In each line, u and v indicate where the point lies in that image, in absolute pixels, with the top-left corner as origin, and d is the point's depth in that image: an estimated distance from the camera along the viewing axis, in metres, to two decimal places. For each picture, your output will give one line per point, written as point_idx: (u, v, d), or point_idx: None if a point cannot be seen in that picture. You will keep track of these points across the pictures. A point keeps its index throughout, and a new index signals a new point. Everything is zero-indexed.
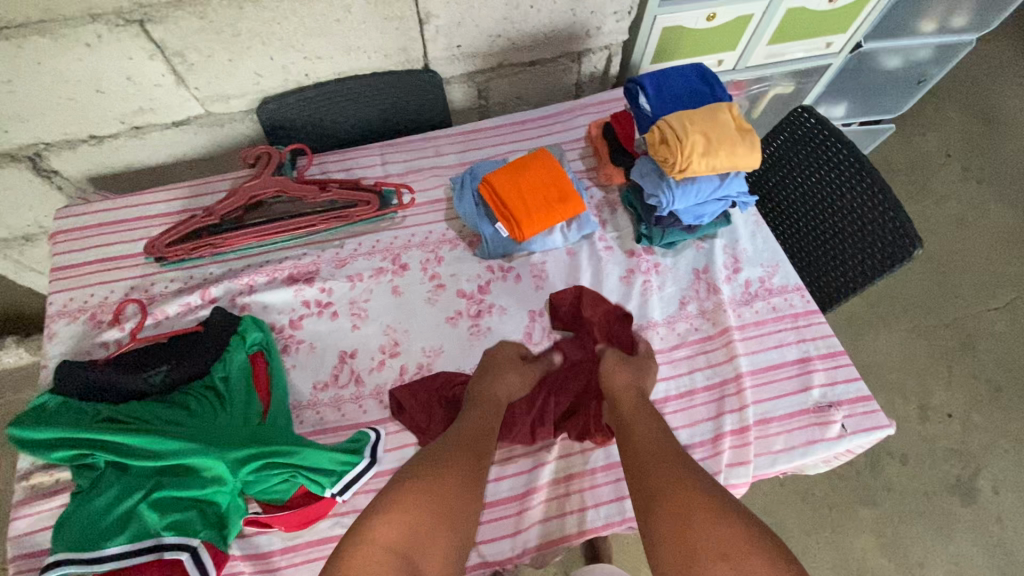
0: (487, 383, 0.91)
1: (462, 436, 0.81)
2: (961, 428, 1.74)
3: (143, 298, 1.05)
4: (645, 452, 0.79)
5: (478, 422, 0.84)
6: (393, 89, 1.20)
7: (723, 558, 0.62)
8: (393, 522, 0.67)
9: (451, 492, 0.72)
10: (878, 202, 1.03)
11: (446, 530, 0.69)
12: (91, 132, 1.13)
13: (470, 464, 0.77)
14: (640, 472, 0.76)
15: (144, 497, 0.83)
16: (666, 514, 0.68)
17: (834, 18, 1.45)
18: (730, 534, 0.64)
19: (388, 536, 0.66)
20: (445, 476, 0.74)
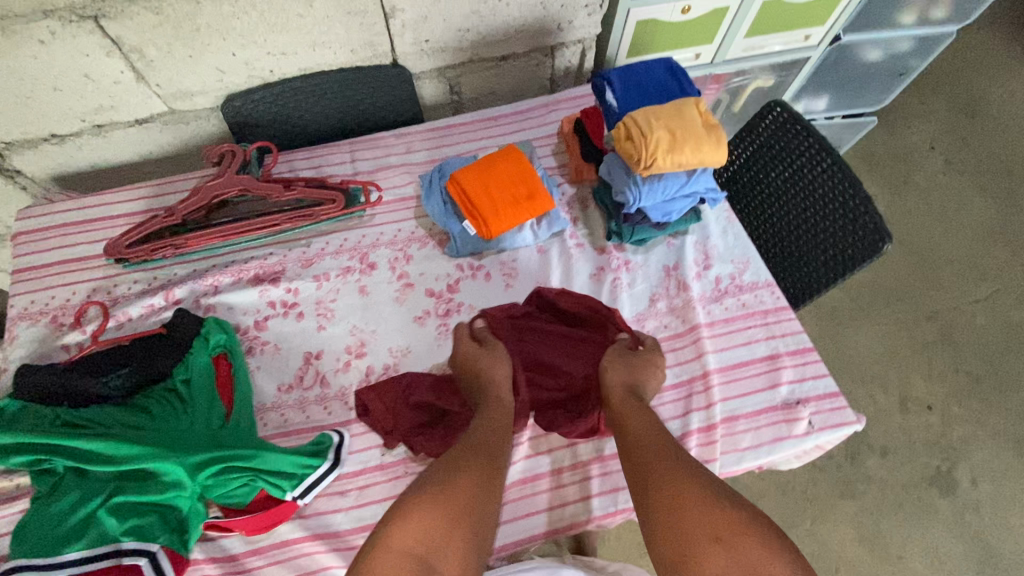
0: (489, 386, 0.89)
1: (471, 439, 0.80)
2: (940, 420, 1.74)
3: (106, 300, 1.04)
4: (641, 445, 0.79)
5: (488, 423, 0.84)
6: (361, 85, 1.18)
7: (718, 540, 0.64)
8: (407, 528, 0.66)
9: (465, 494, 0.71)
10: (850, 197, 1.02)
11: (464, 533, 0.68)
12: (52, 131, 1.11)
13: (482, 465, 0.76)
14: (639, 468, 0.77)
15: (103, 502, 0.83)
16: (666, 506, 0.69)
17: (812, 10, 1.43)
18: (730, 518, 0.65)
19: (402, 542, 0.65)
20: (457, 480, 0.73)
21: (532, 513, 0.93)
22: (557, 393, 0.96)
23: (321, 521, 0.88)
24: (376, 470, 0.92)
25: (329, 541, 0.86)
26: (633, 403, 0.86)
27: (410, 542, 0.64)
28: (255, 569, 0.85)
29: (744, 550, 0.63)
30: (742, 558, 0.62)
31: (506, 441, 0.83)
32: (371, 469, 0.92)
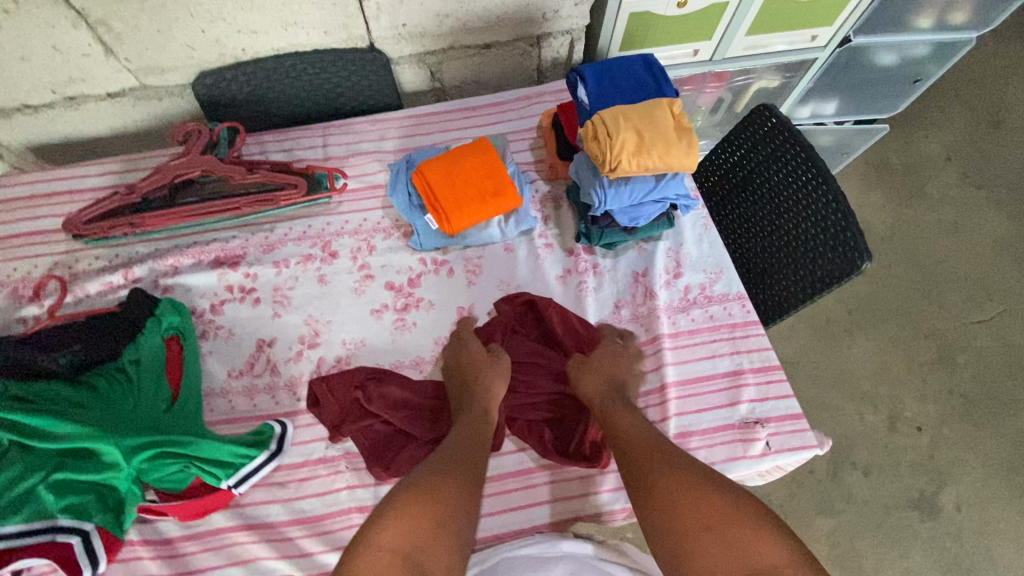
0: (478, 392, 0.87)
1: (452, 447, 0.77)
2: (930, 443, 1.65)
3: (65, 275, 1.03)
4: (631, 448, 0.77)
5: (467, 431, 0.80)
6: (336, 69, 1.15)
7: (710, 528, 0.61)
8: (397, 526, 0.61)
9: (451, 498, 0.67)
10: (832, 209, 0.96)
11: (448, 537, 0.63)
12: (23, 101, 1.10)
13: (463, 474, 0.72)
14: (634, 474, 0.73)
15: (43, 479, 0.80)
16: (662, 502, 0.67)
17: (820, 6, 1.34)
18: (722, 506, 0.63)
19: (391, 539, 0.60)
20: (444, 483, 0.68)
21: None
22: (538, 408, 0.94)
23: (257, 511, 0.88)
24: (317, 464, 0.91)
25: (261, 532, 0.87)
26: (616, 404, 0.85)
27: (398, 541, 0.60)
28: (188, 553, 0.86)
29: (740, 538, 0.59)
30: (741, 547, 0.59)
31: (485, 451, 0.79)
32: (312, 461, 0.91)
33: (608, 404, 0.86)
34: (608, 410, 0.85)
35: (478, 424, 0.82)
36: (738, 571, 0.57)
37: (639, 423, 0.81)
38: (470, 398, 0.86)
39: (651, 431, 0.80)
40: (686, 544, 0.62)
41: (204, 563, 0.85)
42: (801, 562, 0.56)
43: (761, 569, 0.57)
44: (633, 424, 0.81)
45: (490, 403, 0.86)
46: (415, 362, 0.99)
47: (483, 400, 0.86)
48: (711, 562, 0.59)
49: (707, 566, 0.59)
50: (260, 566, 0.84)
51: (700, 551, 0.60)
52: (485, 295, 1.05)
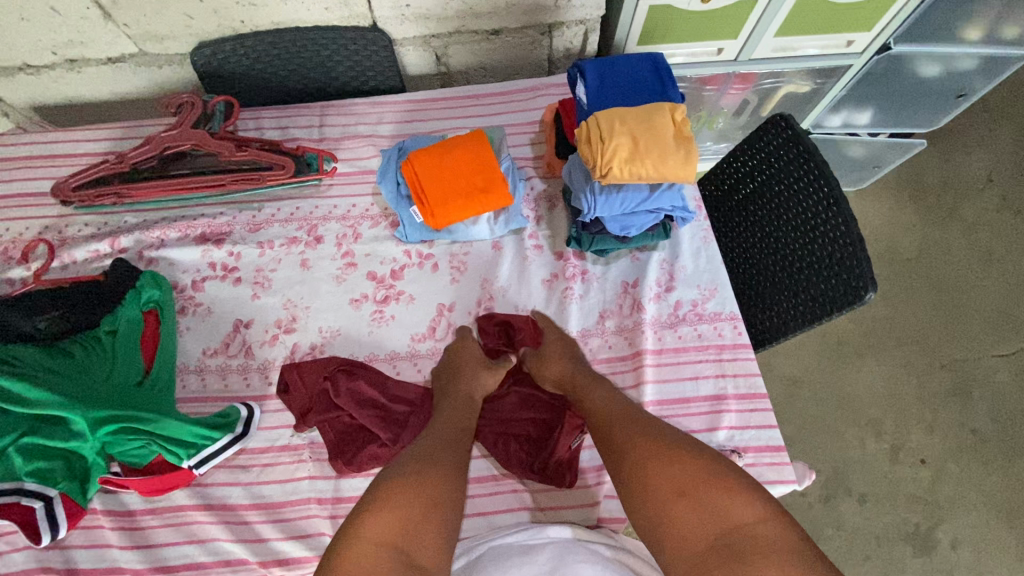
0: (458, 384, 0.87)
1: (436, 434, 0.78)
2: (932, 477, 1.56)
3: (55, 240, 1.04)
4: (603, 420, 0.78)
5: (453, 417, 0.82)
6: (336, 47, 1.11)
7: (682, 495, 0.64)
8: (384, 519, 0.62)
9: (438, 484, 0.68)
10: (841, 233, 0.89)
11: (436, 522, 0.64)
12: (25, 60, 1.10)
13: (450, 458, 0.73)
14: (607, 446, 0.75)
15: (15, 441, 0.83)
16: (633, 470, 0.69)
17: (859, 10, 1.24)
18: (693, 472, 0.65)
19: (378, 531, 0.61)
20: (429, 470, 0.70)
21: None
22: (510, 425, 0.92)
23: (217, 492, 0.89)
24: (281, 451, 0.91)
25: (219, 513, 0.87)
26: (587, 377, 0.86)
27: (383, 532, 0.61)
28: (147, 527, 0.87)
29: (710, 501, 0.62)
30: (712, 509, 0.61)
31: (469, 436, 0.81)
32: (277, 448, 0.91)
33: (578, 378, 0.87)
34: (586, 381, 0.85)
35: (459, 414, 0.83)
36: (709, 532, 0.60)
37: (610, 394, 0.83)
38: (453, 388, 0.87)
39: (621, 402, 0.81)
40: (658, 510, 0.64)
41: (162, 538, 0.86)
42: (769, 518, 0.60)
43: (732, 527, 0.60)
44: (605, 395, 0.82)
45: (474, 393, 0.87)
46: (390, 356, 0.98)
47: (465, 389, 0.87)
48: (681, 525, 0.62)
49: (679, 531, 0.62)
50: (216, 547, 0.85)
51: (671, 515, 0.63)
52: (467, 292, 1.02)
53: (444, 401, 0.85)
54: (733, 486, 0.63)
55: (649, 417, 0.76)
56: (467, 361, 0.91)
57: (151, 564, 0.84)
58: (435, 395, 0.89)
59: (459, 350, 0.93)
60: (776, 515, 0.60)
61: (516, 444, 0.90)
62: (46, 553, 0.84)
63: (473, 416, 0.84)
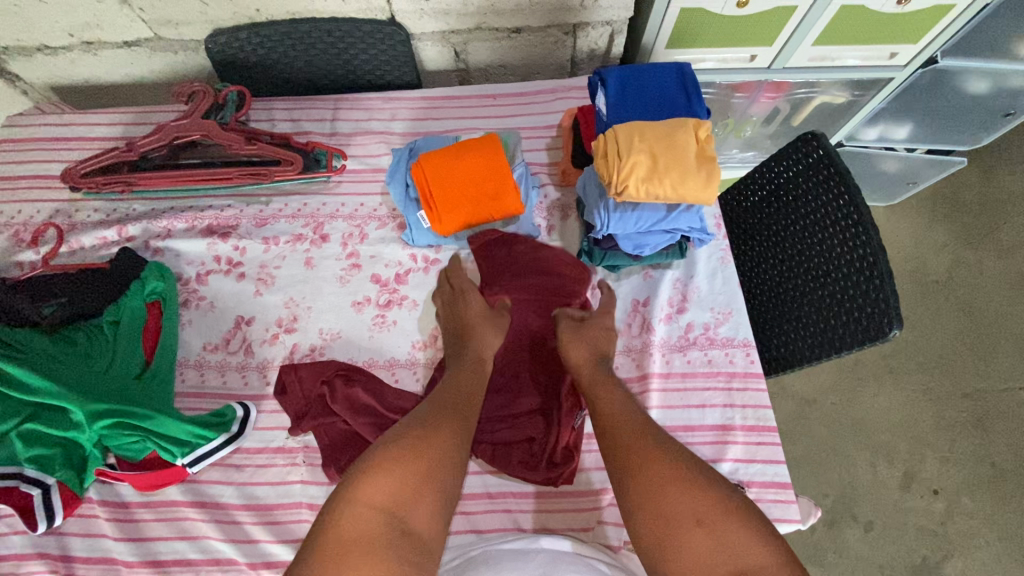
0: (468, 345, 0.84)
1: (442, 397, 0.74)
2: (945, 509, 1.50)
3: (65, 224, 1.05)
4: (614, 425, 0.72)
5: (462, 380, 0.78)
6: (352, 40, 1.08)
7: (698, 524, 0.60)
8: (383, 483, 0.60)
9: (441, 454, 0.65)
10: (868, 263, 0.84)
11: (434, 488, 0.62)
12: (43, 41, 1.09)
13: (456, 424, 0.70)
14: (614, 455, 0.69)
15: (18, 425, 0.83)
16: (645, 486, 0.64)
17: (905, 22, 1.17)
18: (716, 504, 0.61)
19: (375, 494, 0.59)
20: (431, 433, 0.66)
21: None
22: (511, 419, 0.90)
23: (210, 490, 0.89)
24: (275, 452, 0.91)
25: (210, 511, 0.87)
26: (603, 378, 0.80)
27: (379, 496, 0.59)
28: (140, 520, 0.87)
29: (727, 536, 0.59)
30: (726, 544, 0.58)
31: (478, 399, 0.77)
32: (271, 450, 0.91)
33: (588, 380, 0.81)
34: (595, 386, 0.80)
35: (471, 372, 0.80)
36: (719, 566, 0.58)
37: (621, 401, 0.76)
38: (464, 349, 0.83)
39: (637, 409, 0.75)
40: (668, 533, 0.61)
41: (154, 533, 0.86)
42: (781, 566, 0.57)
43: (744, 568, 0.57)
44: (619, 401, 0.76)
45: (484, 354, 0.84)
46: (389, 363, 0.96)
47: (475, 348, 0.83)
48: (693, 554, 0.59)
49: (687, 560, 0.59)
50: (206, 545, 0.85)
51: (683, 541, 0.60)
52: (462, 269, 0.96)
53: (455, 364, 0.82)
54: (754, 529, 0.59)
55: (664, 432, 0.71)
56: (474, 321, 0.87)
57: (142, 557, 0.84)
58: (449, 355, 0.85)
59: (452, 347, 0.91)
60: (784, 568, 0.56)
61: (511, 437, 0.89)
62: (42, 539, 0.85)
63: (482, 378, 0.80)
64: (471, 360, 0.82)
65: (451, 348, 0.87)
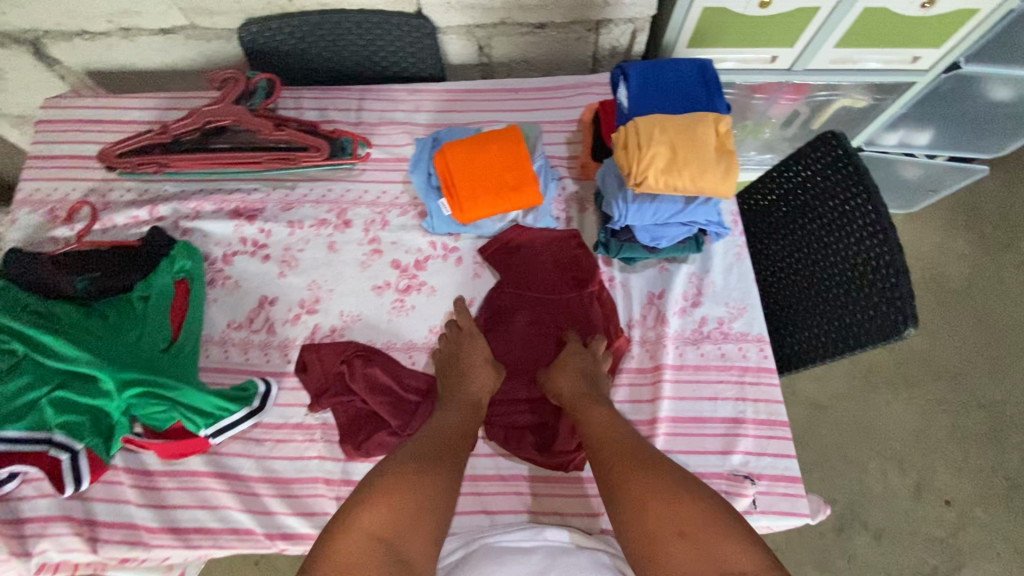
0: (467, 384, 0.87)
1: (433, 432, 0.78)
2: (956, 519, 1.49)
3: (99, 203, 1.09)
4: (602, 447, 0.75)
5: (455, 420, 0.82)
6: (379, 31, 1.11)
7: (681, 535, 0.61)
8: (381, 512, 0.63)
9: (435, 489, 0.68)
10: (884, 263, 0.85)
11: (428, 521, 0.65)
12: (83, 27, 1.13)
13: (449, 462, 0.73)
14: (605, 475, 0.72)
15: (49, 393, 0.87)
16: (633, 501, 0.67)
17: (928, 26, 1.17)
18: (695, 512, 0.62)
19: (372, 523, 0.62)
20: (427, 469, 0.70)
21: None
22: (524, 407, 0.93)
23: (231, 462, 0.91)
24: (294, 428, 0.93)
25: (231, 482, 0.90)
26: (588, 404, 0.82)
27: (376, 525, 0.62)
28: (163, 489, 0.90)
29: (712, 546, 0.60)
30: (710, 552, 0.60)
31: (471, 440, 0.81)
32: (290, 425, 0.93)
33: (580, 401, 0.83)
34: (584, 408, 0.82)
35: (464, 412, 0.83)
36: None
37: (608, 421, 0.79)
38: (461, 386, 0.86)
39: (626, 425, 0.79)
40: (654, 546, 0.62)
41: (176, 501, 0.89)
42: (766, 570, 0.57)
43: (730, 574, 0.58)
44: (609, 416, 0.79)
45: (481, 396, 0.87)
46: (406, 346, 0.98)
47: (472, 389, 0.86)
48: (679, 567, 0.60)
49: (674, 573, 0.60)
50: (226, 514, 0.88)
51: (669, 555, 0.61)
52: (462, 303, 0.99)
53: (450, 403, 0.84)
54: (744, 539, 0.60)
55: (648, 448, 0.73)
56: (473, 362, 0.89)
57: (164, 524, 0.87)
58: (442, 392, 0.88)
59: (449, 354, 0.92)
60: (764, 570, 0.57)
61: (526, 422, 0.92)
62: (69, 502, 0.89)
63: (477, 417, 0.84)
64: (463, 398, 0.85)
65: (444, 381, 0.89)
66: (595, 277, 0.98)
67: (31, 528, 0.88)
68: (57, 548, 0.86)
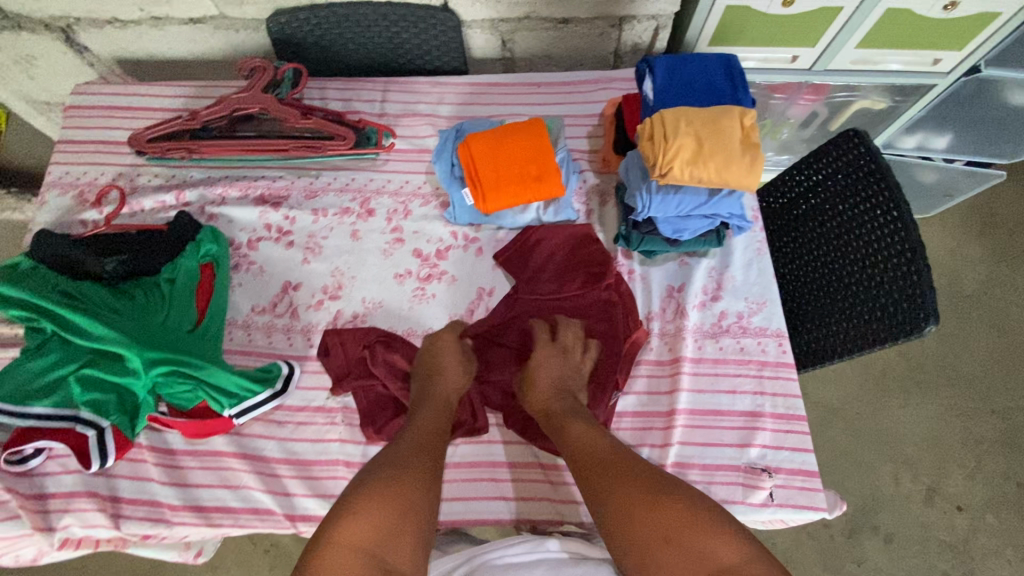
0: (438, 384, 0.86)
1: (412, 436, 0.77)
2: (967, 526, 1.48)
3: (126, 187, 1.11)
4: (585, 461, 0.74)
5: (431, 421, 0.80)
6: (405, 24, 1.12)
7: (667, 541, 0.61)
8: (363, 522, 0.61)
9: (417, 492, 0.67)
10: (905, 260, 0.85)
11: (413, 526, 0.64)
12: (114, 15, 1.15)
13: (428, 462, 0.72)
14: (588, 488, 0.72)
15: (76, 370, 0.88)
16: (618, 510, 0.66)
17: (950, 28, 1.17)
18: (679, 516, 0.62)
19: (353, 535, 0.61)
20: (406, 473, 0.68)
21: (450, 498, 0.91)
22: None
23: (253, 444, 0.92)
24: (316, 411, 0.94)
25: (253, 463, 0.91)
26: (566, 410, 0.83)
27: (358, 536, 0.60)
28: (185, 468, 0.91)
29: (698, 545, 0.60)
30: (699, 552, 0.59)
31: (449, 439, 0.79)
32: (312, 408, 0.94)
33: (559, 411, 0.83)
34: (565, 415, 0.82)
35: (436, 413, 0.82)
36: None
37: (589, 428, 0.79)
38: (431, 388, 0.85)
39: (603, 433, 0.78)
40: (643, 557, 0.62)
41: (199, 480, 0.90)
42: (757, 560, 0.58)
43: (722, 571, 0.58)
44: (581, 427, 0.79)
45: (451, 396, 0.86)
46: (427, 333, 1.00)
47: (444, 389, 0.86)
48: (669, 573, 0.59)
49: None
50: (247, 494, 0.89)
51: (658, 561, 0.60)
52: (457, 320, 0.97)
53: (422, 406, 0.83)
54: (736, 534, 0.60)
55: (627, 456, 0.73)
56: (444, 363, 0.88)
57: (186, 502, 0.89)
58: (414, 398, 0.86)
59: (435, 351, 0.90)
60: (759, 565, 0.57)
61: None
62: (93, 479, 0.90)
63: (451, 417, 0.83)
64: (435, 401, 0.84)
65: (417, 386, 0.88)
66: (612, 270, 0.97)
67: (54, 504, 0.89)
68: (81, 523, 0.87)
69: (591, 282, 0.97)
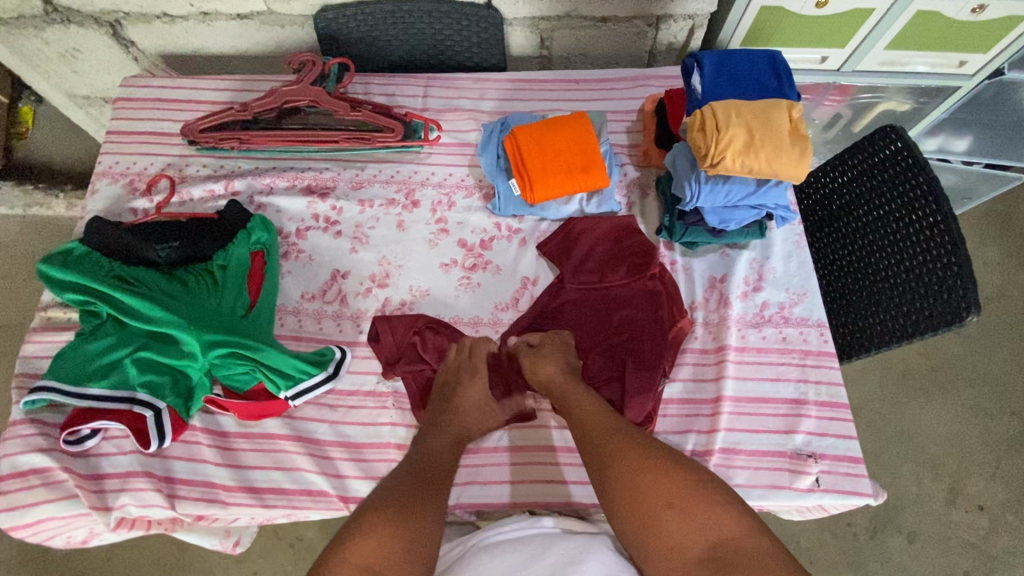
0: (447, 416, 0.87)
1: (419, 462, 0.79)
2: (988, 526, 1.49)
3: (176, 176, 1.13)
4: (586, 432, 0.79)
5: (435, 449, 0.82)
6: (449, 20, 1.15)
7: (670, 507, 0.68)
8: (367, 545, 0.65)
9: (419, 517, 0.70)
10: (946, 253, 0.88)
11: (415, 552, 0.66)
12: (164, 9, 1.18)
13: (431, 493, 0.74)
14: (595, 455, 0.76)
15: (131, 353, 0.90)
16: (623, 478, 0.71)
17: (976, 31, 1.20)
18: (682, 485, 0.69)
19: (360, 555, 0.64)
20: (409, 500, 0.71)
21: (498, 482, 0.92)
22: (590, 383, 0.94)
23: (306, 426, 0.94)
24: (366, 395, 0.96)
25: (306, 445, 0.92)
26: (576, 387, 0.85)
27: (365, 558, 0.64)
28: (239, 449, 0.93)
29: (698, 515, 0.67)
30: (697, 521, 0.67)
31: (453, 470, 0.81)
32: (362, 392, 0.96)
33: (568, 393, 0.85)
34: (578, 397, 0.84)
35: (442, 445, 0.83)
36: (699, 544, 0.66)
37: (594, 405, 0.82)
38: (440, 417, 0.87)
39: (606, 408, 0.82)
40: (645, 521, 0.68)
41: (251, 461, 0.92)
42: (752, 532, 0.66)
43: (719, 538, 0.65)
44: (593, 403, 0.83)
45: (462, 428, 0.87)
46: (473, 321, 1.01)
47: (454, 425, 0.87)
48: (671, 536, 0.67)
49: (671, 545, 0.66)
50: (300, 476, 0.91)
51: (660, 527, 0.67)
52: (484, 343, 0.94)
53: (433, 432, 0.85)
54: (732, 508, 0.67)
55: (627, 426, 0.78)
56: (461, 397, 0.89)
57: (240, 482, 0.90)
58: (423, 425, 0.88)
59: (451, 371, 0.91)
60: (751, 531, 0.66)
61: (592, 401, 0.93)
62: (149, 459, 0.91)
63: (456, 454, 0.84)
64: (441, 430, 0.85)
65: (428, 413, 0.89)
66: (654, 261, 0.99)
67: (110, 484, 0.90)
68: (137, 503, 0.88)
69: (632, 270, 0.99)
